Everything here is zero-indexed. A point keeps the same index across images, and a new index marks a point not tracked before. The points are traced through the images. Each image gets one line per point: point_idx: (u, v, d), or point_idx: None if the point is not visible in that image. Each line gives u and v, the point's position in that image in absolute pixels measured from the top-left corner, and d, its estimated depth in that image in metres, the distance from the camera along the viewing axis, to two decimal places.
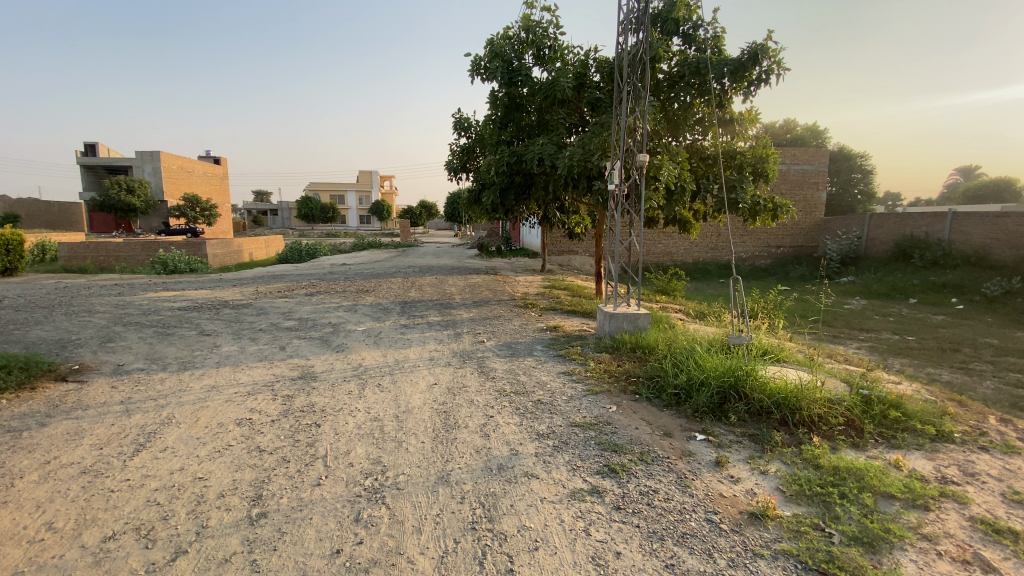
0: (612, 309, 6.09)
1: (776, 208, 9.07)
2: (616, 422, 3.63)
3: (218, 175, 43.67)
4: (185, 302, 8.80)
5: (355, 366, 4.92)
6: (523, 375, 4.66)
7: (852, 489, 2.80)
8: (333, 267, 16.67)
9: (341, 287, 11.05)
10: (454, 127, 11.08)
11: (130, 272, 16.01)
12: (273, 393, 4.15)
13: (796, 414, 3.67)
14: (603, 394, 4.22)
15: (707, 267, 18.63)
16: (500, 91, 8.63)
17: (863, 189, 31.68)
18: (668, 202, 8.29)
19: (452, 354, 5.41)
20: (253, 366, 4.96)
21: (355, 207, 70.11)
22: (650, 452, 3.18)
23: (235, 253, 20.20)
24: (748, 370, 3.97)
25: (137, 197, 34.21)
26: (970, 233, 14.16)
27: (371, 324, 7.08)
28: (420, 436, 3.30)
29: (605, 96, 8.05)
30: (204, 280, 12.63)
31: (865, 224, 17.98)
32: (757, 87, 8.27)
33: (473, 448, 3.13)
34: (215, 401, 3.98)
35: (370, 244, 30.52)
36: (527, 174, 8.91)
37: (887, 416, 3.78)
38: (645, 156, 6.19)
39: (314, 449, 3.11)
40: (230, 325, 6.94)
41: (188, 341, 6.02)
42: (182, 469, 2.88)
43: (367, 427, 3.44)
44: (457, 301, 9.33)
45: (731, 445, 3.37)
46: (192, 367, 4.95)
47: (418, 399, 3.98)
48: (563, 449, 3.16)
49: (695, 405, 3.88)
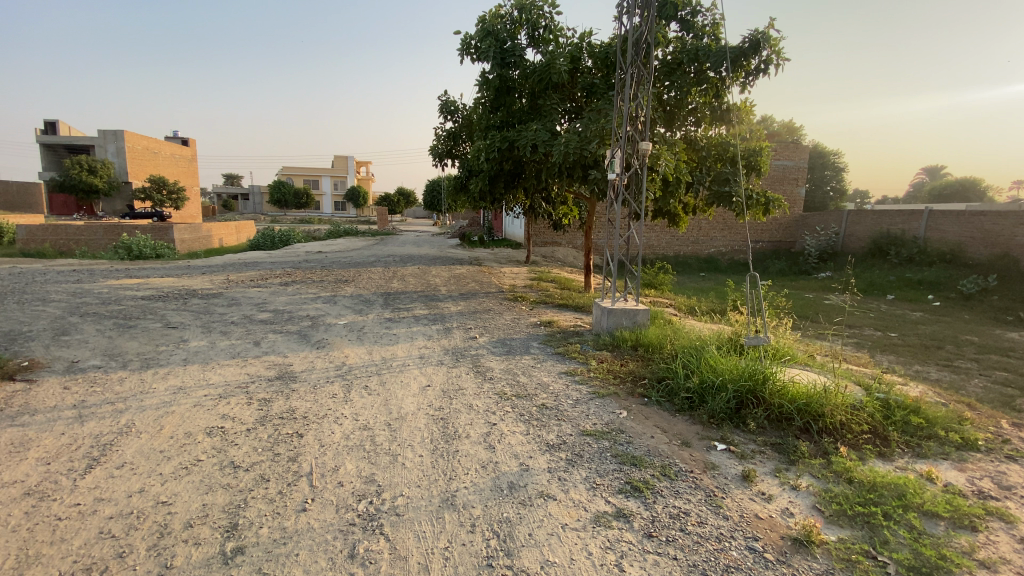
0: (609, 305, 5.81)
1: (768, 202, 8.76)
2: (628, 430, 3.34)
3: (186, 157, 41.97)
4: (149, 290, 8.17)
5: (339, 366, 4.51)
6: (523, 376, 4.33)
7: (895, 509, 2.56)
8: (308, 255, 15.93)
9: (318, 277, 10.51)
10: (440, 110, 10.59)
11: (90, 257, 15.01)
12: (248, 396, 3.73)
13: (818, 421, 3.44)
14: (610, 397, 3.92)
15: (688, 261, 18.62)
16: (491, 72, 8.18)
17: (835, 186, 32.29)
18: (663, 193, 8.01)
19: (443, 352, 5.05)
20: (225, 364, 4.50)
21: (330, 193, 68.31)
22: (672, 466, 2.90)
23: (204, 239, 19.32)
24: (765, 374, 3.71)
25: (99, 177, 32.47)
26: (945, 232, 14.38)
27: (353, 317, 6.65)
28: (417, 448, 2.95)
29: (600, 82, 7.72)
30: (169, 268, 11.83)
31: (843, 220, 18.18)
32: (754, 78, 7.99)
33: (478, 463, 2.79)
34: (181, 406, 3.53)
35: (348, 231, 29.70)
36: (516, 162, 8.49)
37: (909, 423, 3.59)
38: (648, 144, 5.86)
39: (297, 466, 2.73)
40: (200, 317, 6.42)
41: (152, 335, 5.49)
42: (142, 491, 2.45)
43: (356, 438, 3.06)
44: (443, 292, 8.95)
45: (755, 457, 3.11)
46: (156, 365, 4.46)
47: (411, 404, 3.62)
48: (577, 462, 2.86)
49: (710, 410, 3.61)
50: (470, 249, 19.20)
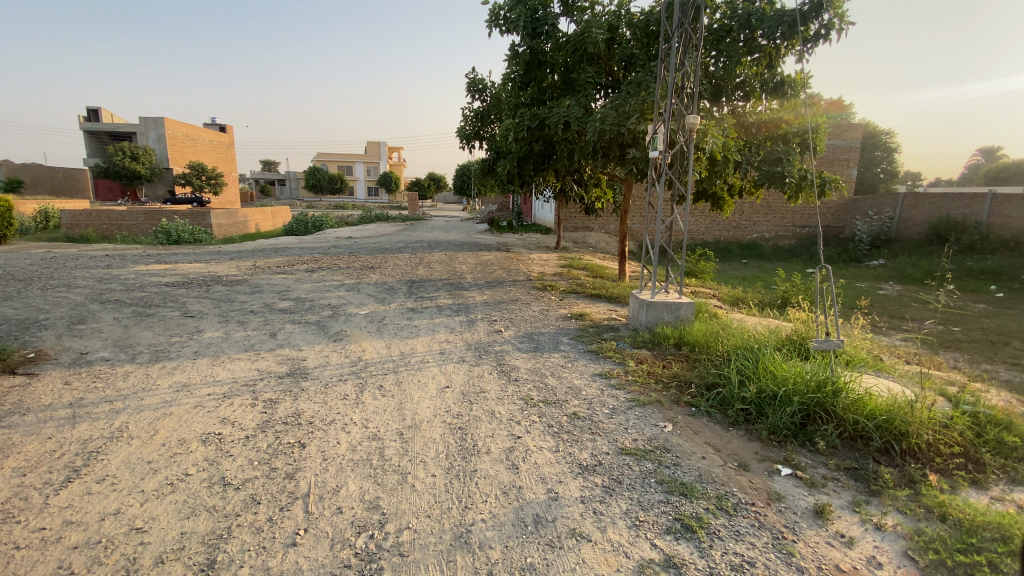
0: (649, 297, 5.30)
1: (824, 183, 7.93)
2: (674, 448, 2.90)
3: (224, 143, 42.86)
4: (175, 277, 8.10)
5: (353, 361, 4.18)
6: (552, 378, 3.91)
7: (1004, 557, 1.98)
8: (338, 241, 15.81)
9: (344, 263, 10.31)
10: (467, 90, 10.13)
11: (131, 241, 15.35)
12: (253, 396, 3.44)
13: (901, 441, 2.89)
14: (652, 406, 3.46)
15: (728, 248, 17.74)
16: (520, 45, 7.73)
17: (886, 167, 30.36)
18: (708, 174, 7.40)
19: (466, 347, 4.66)
20: (235, 358, 4.24)
21: (362, 179, 69.01)
22: (729, 497, 2.45)
23: (239, 224, 19.57)
24: (837, 384, 3.18)
25: (142, 164, 33.42)
26: (1011, 217, 13.10)
27: (375, 307, 6.35)
28: (430, 466, 2.58)
29: (640, 52, 7.13)
30: (201, 253, 11.92)
31: (898, 204, 16.87)
32: (813, 45, 7.17)
33: (499, 488, 2.40)
34: (180, 408, 3.27)
35: (378, 216, 29.70)
36: (547, 141, 7.97)
37: (1004, 442, 2.93)
38: (696, 117, 5.27)
39: (292, 486, 2.39)
40: (219, 305, 6.24)
41: (169, 324, 5.32)
42: (117, 514, 2.19)
43: (364, 450, 2.71)
44: (469, 280, 8.59)
45: (828, 486, 2.62)
46: (165, 358, 4.24)
47: (427, 409, 3.25)
48: (615, 491, 2.43)
49: (771, 425, 3.13)
50: (500, 235, 18.88)
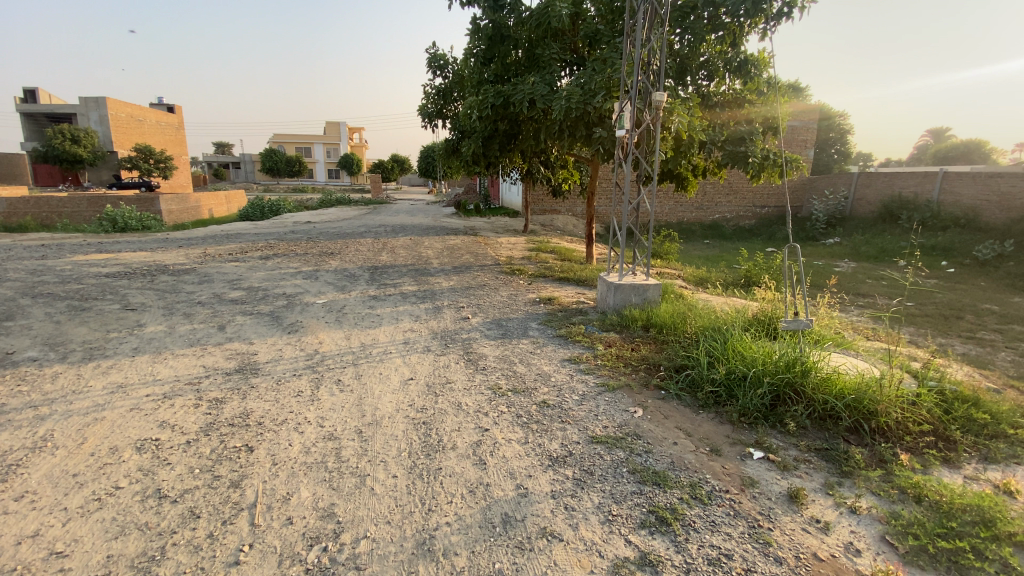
0: (616, 279, 5.21)
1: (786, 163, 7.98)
2: (645, 434, 2.81)
3: (173, 124, 40.55)
4: (117, 267, 7.54)
5: (309, 354, 3.94)
6: (521, 366, 3.77)
7: (984, 541, 2.04)
8: (297, 226, 15.16)
9: (303, 249, 9.86)
10: (428, 65, 9.73)
11: (71, 230, 14.33)
12: (197, 395, 3.17)
13: (870, 420, 2.91)
14: (622, 390, 3.37)
15: (692, 228, 17.97)
16: (484, 18, 7.49)
17: (839, 149, 31.38)
18: (674, 154, 7.37)
19: (431, 336, 4.47)
20: (180, 354, 3.93)
21: (323, 162, 66.84)
22: (702, 485, 2.38)
23: (192, 210, 18.55)
24: (806, 363, 3.16)
25: (84, 147, 31.23)
26: (960, 195, 13.71)
27: (334, 295, 6.05)
28: (391, 466, 2.40)
29: (605, 28, 6.96)
30: (147, 241, 11.21)
31: (852, 183, 17.41)
32: (777, 23, 7.12)
33: (466, 487, 2.26)
34: (114, 411, 2.97)
35: (340, 200, 28.77)
36: (512, 120, 7.73)
37: (973, 419, 3.04)
38: (662, 94, 5.16)
39: (237, 495, 2.19)
40: (165, 296, 5.82)
41: (107, 319, 4.91)
42: (36, 536, 1.94)
43: (318, 452, 2.52)
44: (435, 265, 8.35)
45: (799, 468, 2.60)
46: (100, 357, 3.88)
47: (388, 404, 3.07)
48: (587, 483, 2.32)
49: (742, 407, 3.08)
50: (467, 218, 18.57)
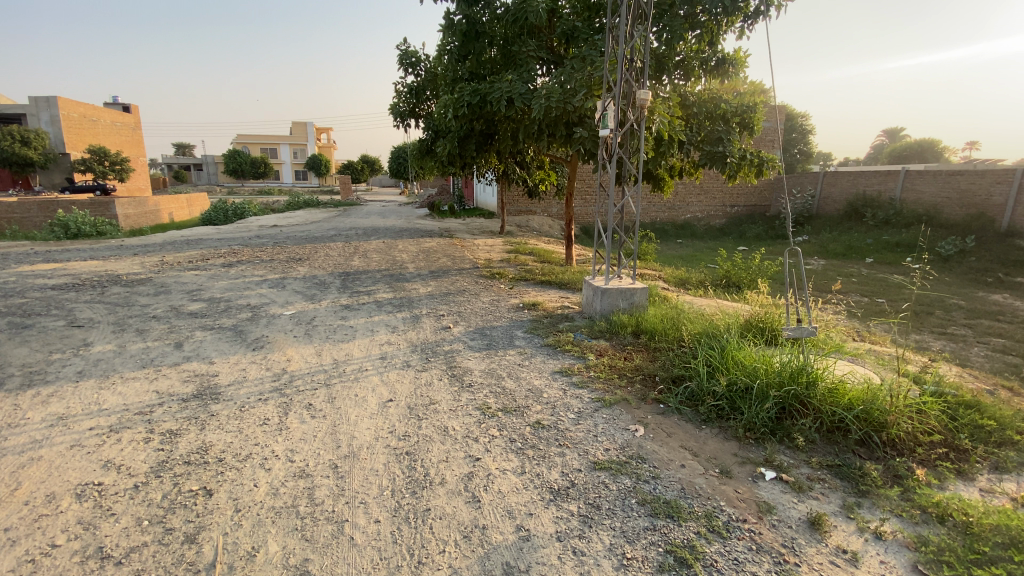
0: (602, 284, 5.02)
1: (762, 162, 7.94)
2: (650, 456, 2.60)
3: (130, 125, 38.75)
4: (65, 278, 6.96)
5: (277, 375, 3.59)
6: (509, 381, 3.53)
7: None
8: (263, 230, 14.52)
9: (269, 255, 9.37)
10: (399, 63, 9.38)
11: (16, 237, 13.33)
12: (148, 428, 2.81)
13: (879, 432, 2.77)
14: (619, 406, 3.16)
15: (665, 228, 18.06)
16: (456, 13, 7.19)
17: (802, 149, 32.23)
18: (654, 154, 7.24)
19: (411, 350, 4.17)
20: (132, 378, 3.54)
21: (290, 163, 65.18)
22: (718, 514, 2.18)
23: (150, 214, 17.61)
24: (811, 373, 3.01)
25: (34, 149, 29.47)
26: (921, 192, 14.09)
27: (303, 305, 5.67)
28: (373, 508, 2.13)
29: (582, 25, 6.76)
30: (98, 248, 10.47)
31: (819, 182, 17.80)
32: (753, 22, 7.12)
33: (460, 531, 2.00)
34: (50, 449, 2.59)
35: (308, 202, 27.89)
36: (488, 120, 7.48)
37: (978, 426, 2.94)
38: (646, 92, 4.98)
39: (193, 553, 1.87)
40: (116, 311, 5.34)
41: (50, 338, 4.43)
42: None
43: (288, 494, 2.21)
44: (411, 270, 8.01)
45: (814, 488, 2.43)
46: (39, 383, 3.45)
47: (366, 431, 2.77)
48: (594, 520, 2.08)
49: (748, 422, 2.90)
50: (440, 220, 18.20)
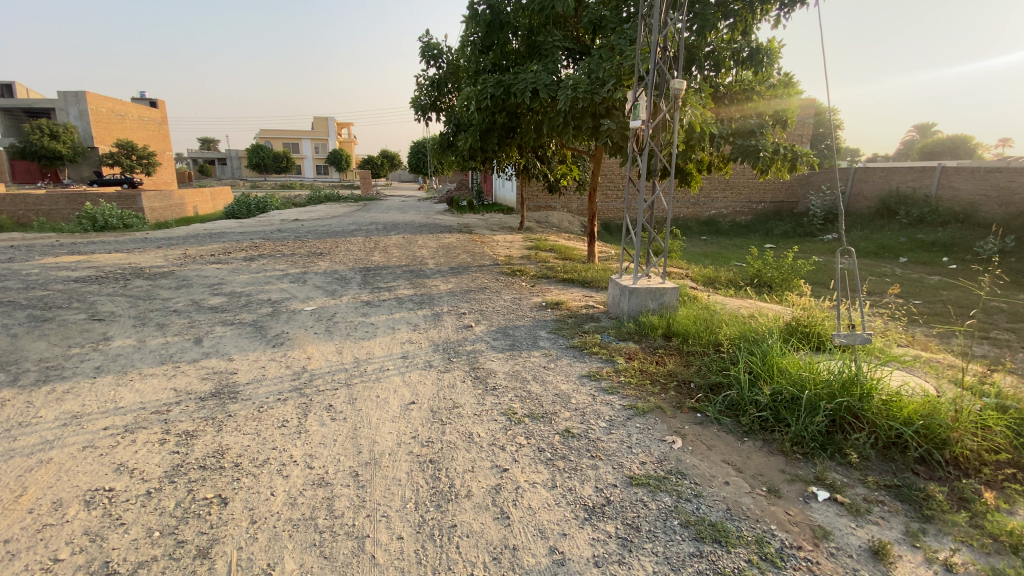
0: (631, 283, 4.81)
1: (796, 158, 7.59)
2: (690, 471, 2.42)
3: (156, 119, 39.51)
4: (88, 271, 6.99)
5: (296, 373, 3.49)
6: (535, 384, 3.36)
7: None
8: (285, 224, 14.51)
9: (290, 249, 9.35)
10: (421, 55, 9.23)
11: (46, 229, 13.59)
12: (163, 428, 2.72)
13: (942, 450, 2.54)
14: (654, 415, 2.97)
15: (688, 225, 17.73)
16: (480, 3, 7.02)
17: (829, 145, 31.26)
18: (684, 147, 6.91)
19: (432, 349, 4.04)
20: (150, 374, 3.47)
21: (310, 157, 65.79)
22: (769, 540, 1.99)
23: (174, 207, 17.82)
24: (865, 383, 2.79)
25: (62, 142, 30.21)
26: (958, 189, 13.45)
27: (323, 301, 5.59)
28: (396, 522, 1.99)
29: (610, 14, 6.54)
30: (122, 241, 10.57)
31: (849, 177, 17.16)
32: (790, 10, 6.79)
33: (490, 552, 1.85)
34: (63, 451, 2.51)
35: (328, 195, 28.04)
36: (511, 112, 7.28)
37: None
38: (682, 81, 4.74)
39: (204, 569, 1.76)
40: (137, 305, 5.31)
41: (71, 332, 4.40)
42: None
43: (307, 504, 2.09)
44: (430, 266, 7.89)
45: (873, 512, 2.22)
46: (57, 378, 3.41)
47: (387, 436, 2.65)
48: (633, 544, 1.91)
49: (796, 435, 2.70)
50: (460, 215, 18.05)
